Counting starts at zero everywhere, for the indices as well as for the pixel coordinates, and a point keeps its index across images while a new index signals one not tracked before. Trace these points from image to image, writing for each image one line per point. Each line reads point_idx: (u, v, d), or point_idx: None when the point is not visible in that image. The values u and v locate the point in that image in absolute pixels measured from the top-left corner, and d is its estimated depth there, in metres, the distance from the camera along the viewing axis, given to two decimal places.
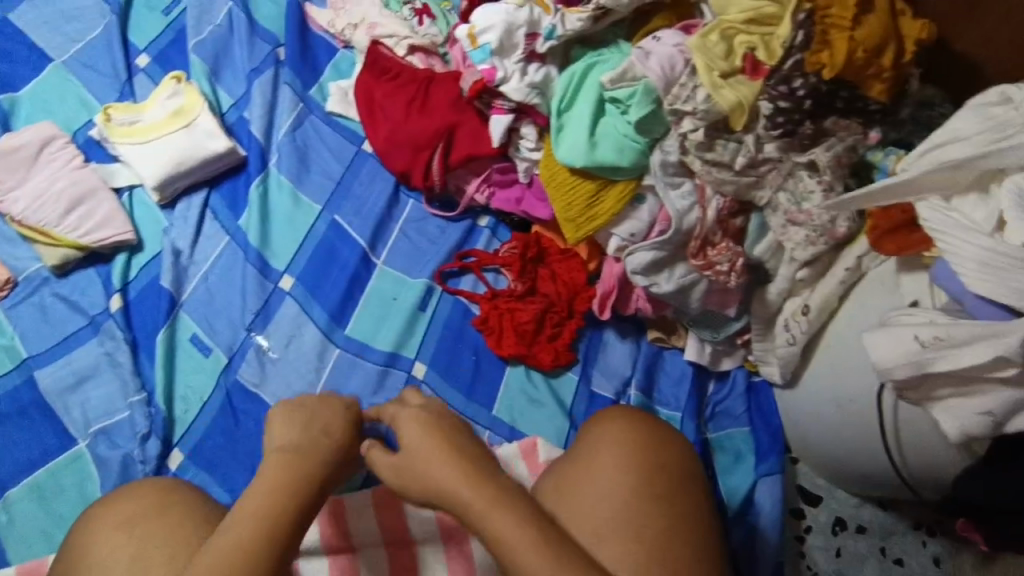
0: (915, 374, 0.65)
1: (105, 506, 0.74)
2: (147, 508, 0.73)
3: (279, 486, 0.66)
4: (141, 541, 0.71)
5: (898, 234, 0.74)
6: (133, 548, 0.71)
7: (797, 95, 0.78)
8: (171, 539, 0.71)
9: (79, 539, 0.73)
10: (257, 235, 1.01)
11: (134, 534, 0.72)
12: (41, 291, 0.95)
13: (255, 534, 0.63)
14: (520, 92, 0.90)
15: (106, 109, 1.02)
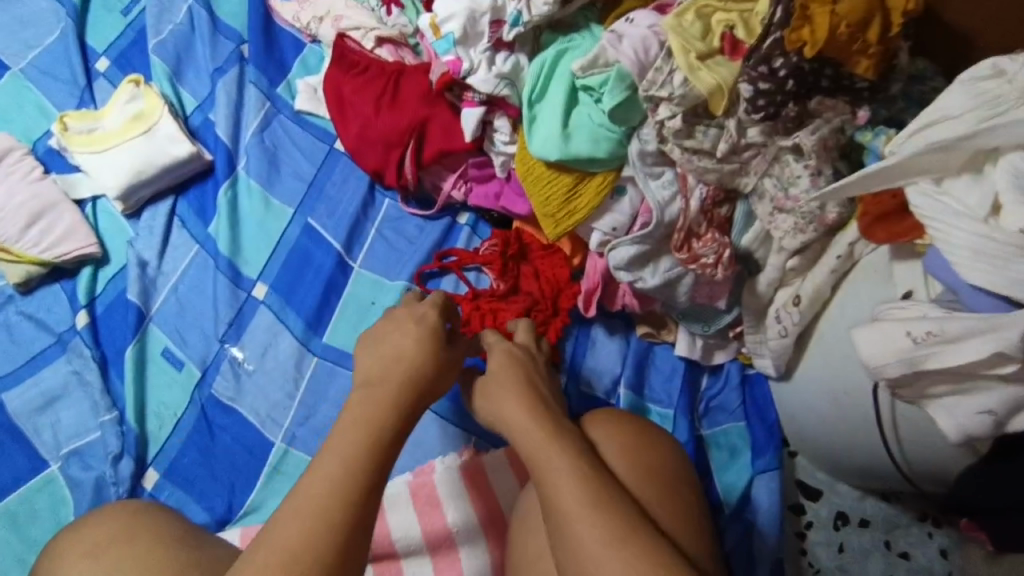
0: (908, 373, 0.62)
1: (72, 533, 0.72)
2: (113, 532, 0.71)
3: (346, 475, 0.60)
4: (106, 568, 0.69)
5: (888, 221, 0.70)
6: (100, 574, 0.68)
7: (778, 75, 0.72)
8: (138, 565, 0.68)
9: (46, 566, 0.70)
10: (227, 243, 0.97)
11: (100, 561, 0.69)
12: (6, 309, 0.91)
13: (319, 525, 0.57)
14: (488, 84, 0.85)
15: (62, 117, 0.98)
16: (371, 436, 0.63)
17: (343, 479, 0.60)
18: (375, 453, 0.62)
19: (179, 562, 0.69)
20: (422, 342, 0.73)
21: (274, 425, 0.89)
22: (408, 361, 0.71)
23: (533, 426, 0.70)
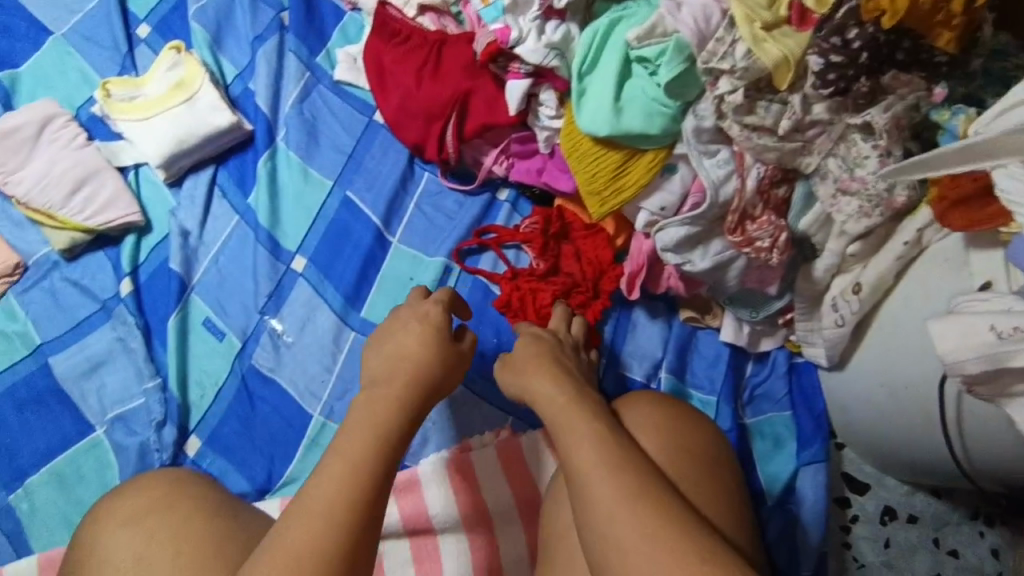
0: (989, 369, 0.58)
1: (114, 498, 0.72)
2: (157, 501, 0.71)
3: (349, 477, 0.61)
4: (149, 534, 0.69)
5: (967, 207, 0.66)
6: (139, 544, 0.68)
7: (851, 47, 0.67)
8: (178, 534, 0.69)
9: (85, 532, 0.71)
10: (267, 214, 0.97)
11: (141, 529, 0.69)
12: (52, 275, 0.91)
13: (325, 527, 0.58)
14: (537, 54, 0.81)
15: (105, 83, 0.97)
16: (379, 435, 0.64)
17: (351, 481, 0.60)
18: (385, 453, 0.63)
19: (214, 536, 0.69)
20: (427, 344, 0.72)
21: (313, 398, 0.90)
22: (412, 360, 0.71)
23: (569, 406, 0.69)
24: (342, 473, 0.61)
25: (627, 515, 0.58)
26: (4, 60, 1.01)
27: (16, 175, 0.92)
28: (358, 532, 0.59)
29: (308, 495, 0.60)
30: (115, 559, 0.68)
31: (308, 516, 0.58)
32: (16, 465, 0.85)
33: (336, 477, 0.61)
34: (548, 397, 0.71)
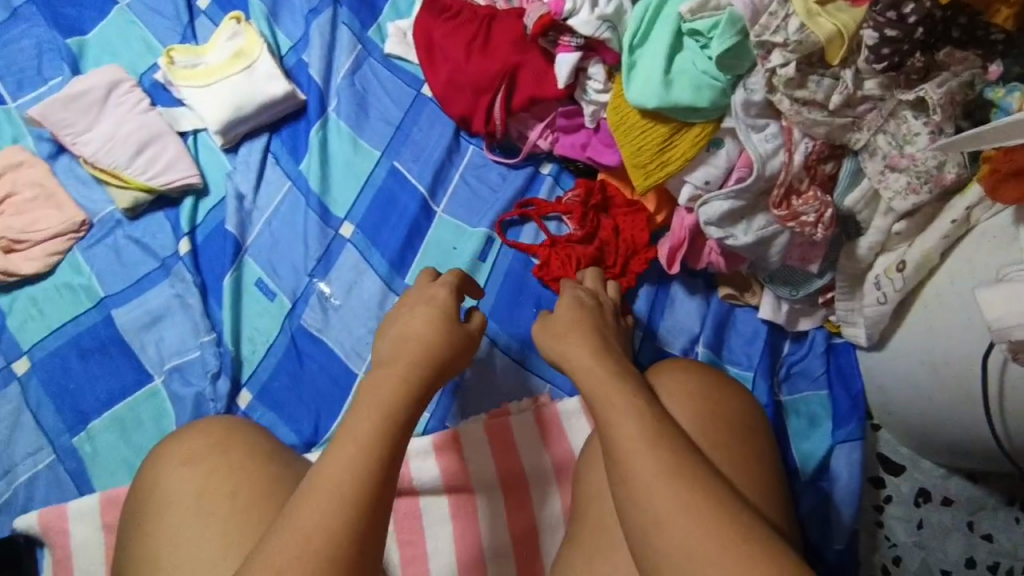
0: None
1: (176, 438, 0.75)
2: (214, 443, 0.74)
3: (361, 458, 0.59)
4: (205, 476, 0.72)
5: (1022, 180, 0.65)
6: (200, 483, 0.71)
7: (907, 22, 0.67)
8: (234, 475, 0.72)
9: (147, 472, 0.73)
10: (317, 180, 1.00)
11: (200, 468, 0.72)
12: (115, 233, 0.96)
13: (337, 512, 0.56)
14: (589, 26, 0.84)
15: (168, 51, 1.01)
16: (387, 417, 0.62)
17: (363, 463, 0.59)
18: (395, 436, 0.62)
19: (267, 480, 0.72)
20: (436, 326, 0.71)
21: (358, 358, 0.93)
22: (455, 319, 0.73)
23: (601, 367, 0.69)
24: (350, 456, 0.59)
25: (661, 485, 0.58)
26: (73, 27, 1.05)
27: (83, 137, 0.96)
28: (368, 515, 0.57)
29: (314, 479, 0.58)
30: (177, 495, 0.71)
31: (316, 498, 0.57)
32: (79, 410, 0.89)
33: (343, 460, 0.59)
34: (585, 369, 0.70)
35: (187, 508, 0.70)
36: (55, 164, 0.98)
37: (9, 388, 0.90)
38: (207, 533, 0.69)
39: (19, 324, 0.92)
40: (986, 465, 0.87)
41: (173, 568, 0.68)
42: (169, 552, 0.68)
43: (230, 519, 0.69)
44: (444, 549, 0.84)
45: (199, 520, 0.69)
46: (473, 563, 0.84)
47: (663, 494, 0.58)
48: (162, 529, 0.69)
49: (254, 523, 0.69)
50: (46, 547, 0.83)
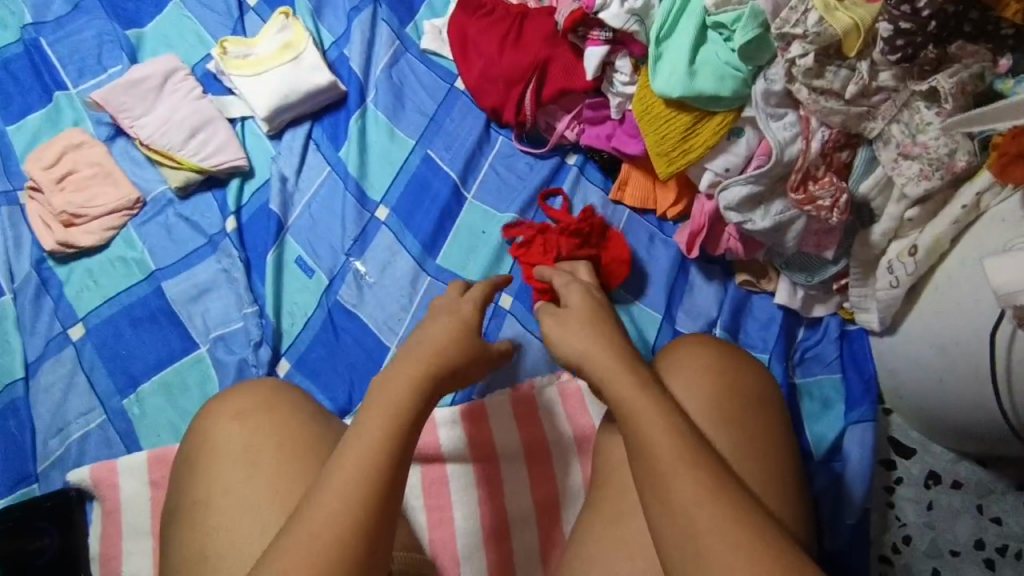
0: None
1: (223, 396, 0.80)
2: (260, 401, 0.79)
3: (370, 460, 0.62)
4: (253, 431, 0.77)
5: None
6: (246, 436, 0.76)
7: (921, 15, 0.72)
8: (280, 430, 0.77)
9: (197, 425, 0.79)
10: (355, 165, 1.06)
11: (247, 424, 0.77)
12: (167, 211, 1.02)
13: (348, 511, 0.59)
14: (619, 19, 0.89)
15: (222, 43, 1.08)
16: (398, 415, 0.65)
17: (372, 464, 0.62)
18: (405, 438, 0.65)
19: (309, 437, 0.77)
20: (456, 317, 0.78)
21: (391, 333, 0.98)
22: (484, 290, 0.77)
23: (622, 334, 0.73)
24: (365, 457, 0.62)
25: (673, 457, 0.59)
26: (131, 20, 1.13)
27: (140, 120, 1.03)
28: (378, 514, 0.60)
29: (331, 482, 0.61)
30: (226, 448, 0.76)
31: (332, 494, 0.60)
32: (129, 374, 0.95)
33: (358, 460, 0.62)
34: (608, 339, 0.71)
35: (235, 459, 0.75)
36: (111, 146, 1.05)
37: (64, 352, 0.95)
38: (255, 481, 0.74)
39: (75, 293, 0.98)
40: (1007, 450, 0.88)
41: (223, 511, 0.73)
42: (219, 497, 0.73)
43: (275, 470, 0.75)
44: (470, 515, 0.88)
45: (247, 470, 0.75)
46: (500, 529, 0.88)
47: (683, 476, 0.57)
48: (212, 478, 0.75)
49: (298, 475, 0.74)
50: (96, 500, 0.88)
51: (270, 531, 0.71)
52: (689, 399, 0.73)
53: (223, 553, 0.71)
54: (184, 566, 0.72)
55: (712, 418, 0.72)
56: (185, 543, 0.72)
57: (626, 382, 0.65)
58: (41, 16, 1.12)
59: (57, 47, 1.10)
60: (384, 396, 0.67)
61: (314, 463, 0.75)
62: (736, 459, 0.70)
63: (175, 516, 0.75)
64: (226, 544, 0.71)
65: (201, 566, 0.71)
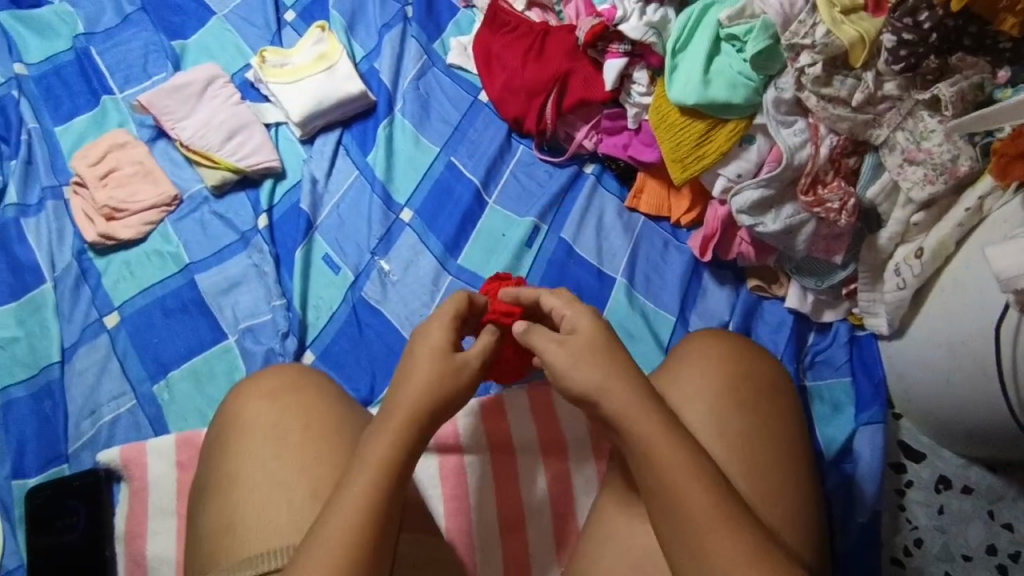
0: None
1: (251, 382, 0.83)
2: (286, 383, 0.82)
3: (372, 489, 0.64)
4: (280, 411, 0.79)
5: None
6: (275, 415, 0.79)
7: (922, 27, 0.77)
8: (308, 410, 0.80)
9: (230, 407, 0.81)
10: (383, 169, 1.10)
11: (276, 403, 0.80)
12: (202, 209, 1.07)
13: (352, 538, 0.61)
14: (638, 31, 0.97)
15: (261, 53, 1.15)
16: (403, 442, 0.67)
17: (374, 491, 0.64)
18: (404, 467, 0.66)
19: (335, 416, 0.80)
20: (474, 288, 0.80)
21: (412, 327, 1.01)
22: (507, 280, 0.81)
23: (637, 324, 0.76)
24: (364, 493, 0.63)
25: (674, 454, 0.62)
26: (176, 32, 1.20)
27: (181, 123, 1.09)
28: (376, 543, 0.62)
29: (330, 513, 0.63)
30: (256, 424, 0.78)
31: (333, 529, 0.62)
32: (160, 361, 0.98)
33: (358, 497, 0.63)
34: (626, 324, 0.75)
35: (264, 435, 0.78)
36: (152, 146, 1.11)
37: (99, 339, 0.99)
38: (283, 457, 0.77)
39: (112, 283, 1.02)
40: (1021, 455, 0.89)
41: (252, 484, 0.75)
42: (249, 471, 0.76)
43: (304, 447, 0.77)
44: (487, 505, 0.89)
45: (275, 446, 0.77)
46: (514, 521, 0.89)
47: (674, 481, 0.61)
48: (242, 452, 0.77)
49: (325, 453, 0.77)
50: (124, 481, 0.91)
51: (297, 505, 0.74)
52: (701, 385, 0.74)
53: (251, 524, 0.73)
54: (214, 536, 0.74)
55: (721, 403, 0.73)
56: (215, 514, 0.75)
57: (635, 379, 0.67)
58: (91, 26, 1.19)
59: (106, 55, 1.17)
60: (390, 414, 0.69)
61: (340, 443, 0.79)
62: (745, 443, 0.71)
63: (206, 489, 0.77)
64: (255, 516, 0.74)
65: (230, 536, 0.73)
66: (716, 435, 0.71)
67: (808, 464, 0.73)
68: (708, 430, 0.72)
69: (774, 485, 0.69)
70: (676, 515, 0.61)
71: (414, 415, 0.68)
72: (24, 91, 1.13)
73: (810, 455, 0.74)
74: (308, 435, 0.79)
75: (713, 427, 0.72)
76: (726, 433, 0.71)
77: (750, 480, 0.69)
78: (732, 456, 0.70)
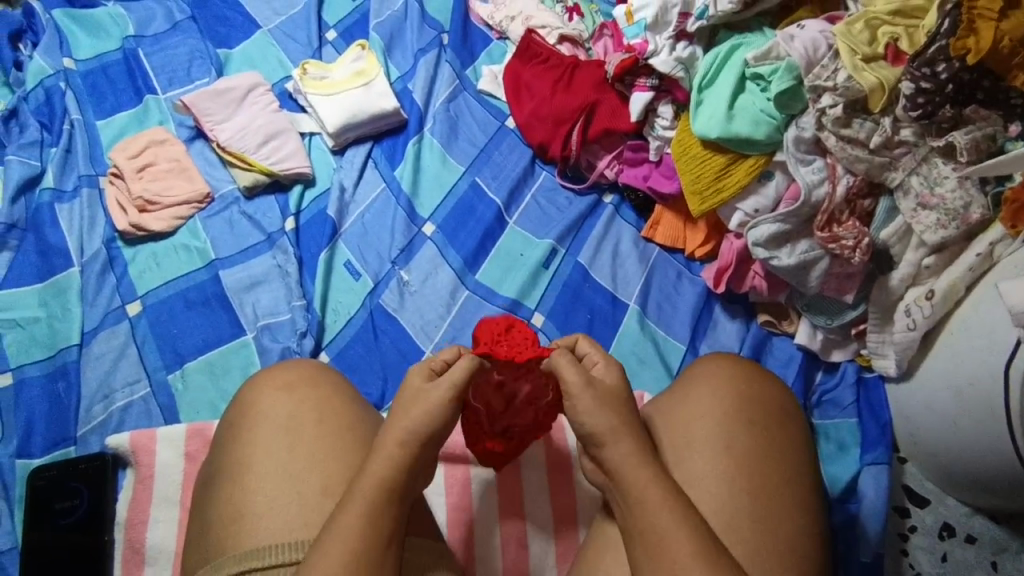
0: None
1: (268, 371, 0.79)
2: (304, 376, 0.78)
3: (382, 491, 0.63)
4: (297, 402, 0.76)
5: None
6: (291, 406, 0.75)
7: (940, 77, 0.82)
8: (323, 404, 0.76)
9: (248, 393, 0.78)
10: (409, 183, 1.13)
11: (293, 395, 0.76)
12: (232, 208, 1.11)
13: (359, 541, 0.61)
14: (666, 65, 1.02)
15: (303, 65, 1.20)
16: (412, 446, 0.67)
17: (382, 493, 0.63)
18: (409, 469, 0.66)
19: (348, 412, 0.77)
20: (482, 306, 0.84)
21: (426, 337, 1.02)
22: None
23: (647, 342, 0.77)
24: (351, 517, 0.62)
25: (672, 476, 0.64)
26: (221, 42, 1.25)
27: (221, 125, 1.14)
28: (380, 546, 0.61)
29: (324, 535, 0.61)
30: (271, 415, 0.75)
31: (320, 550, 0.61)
32: (177, 351, 1.00)
33: (343, 520, 0.61)
34: None
35: (278, 427, 0.74)
36: (189, 146, 1.15)
37: (119, 326, 1.00)
38: (295, 448, 0.73)
39: (138, 273, 1.05)
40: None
41: (263, 474, 0.71)
42: (260, 461, 0.72)
43: (318, 441, 0.74)
44: (489, 518, 0.85)
45: (290, 439, 0.73)
46: (516, 532, 0.85)
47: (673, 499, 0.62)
48: (255, 442, 0.74)
49: (339, 448, 0.74)
50: (130, 467, 0.90)
51: (308, 500, 0.70)
52: (709, 403, 0.74)
53: (261, 515, 0.69)
54: (221, 525, 0.70)
55: (729, 422, 0.73)
56: (223, 504, 0.71)
57: None
58: (141, 30, 1.24)
59: (152, 58, 1.22)
60: (401, 416, 0.69)
61: (352, 442, 0.75)
62: (749, 463, 0.71)
63: (216, 476, 0.73)
64: (266, 506, 0.70)
65: (238, 525, 0.69)
66: (724, 455, 0.71)
67: (815, 492, 0.73)
68: (715, 449, 0.72)
69: (776, 508, 0.69)
70: (652, 544, 0.61)
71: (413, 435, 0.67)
72: (71, 84, 1.17)
73: (816, 484, 0.73)
74: (323, 430, 0.75)
75: (720, 445, 0.72)
76: (732, 452, 0.71)
77: (753, 500, 0.69)
78: (738, 475, 0.70)
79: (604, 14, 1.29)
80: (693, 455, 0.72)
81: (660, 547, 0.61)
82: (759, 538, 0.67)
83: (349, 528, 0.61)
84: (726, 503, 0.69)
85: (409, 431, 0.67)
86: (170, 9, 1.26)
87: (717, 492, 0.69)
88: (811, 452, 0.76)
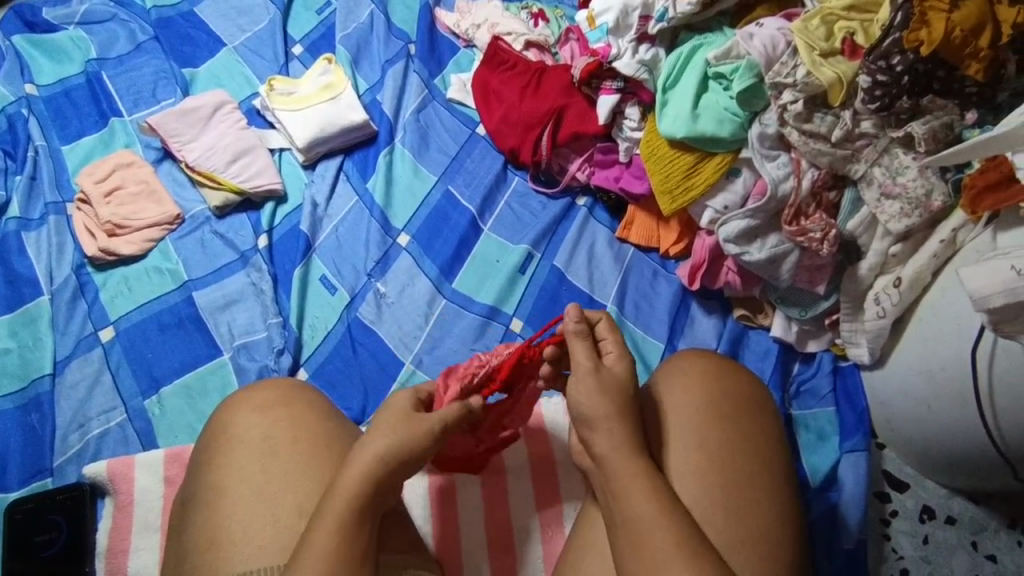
0: (1011, 302, 0.69)
1: (240, 396, 0.78)
2: (277, 397, 0.77)
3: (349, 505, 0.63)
4: (273, 422, 0.75)
5: (997, 191, 0.77)
6: (266, 426, 0.75)
7: (895, 70, 0.83)
8: (298, 423, 0.76)
9: (222, 417, 0.77)
10: (382, 196, 1.13)
11: (267, 415, 0.76)
12: (203, 228, 1.10)
13: (319, 551, 0.61)
14: (630, 67, 1.04)
15: (270, 81, 1.19)
16: (383, 456, 0.66)
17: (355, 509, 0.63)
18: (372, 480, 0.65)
19: (324, 429, 0.76)
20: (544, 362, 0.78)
21: (405, 348, 1.02)
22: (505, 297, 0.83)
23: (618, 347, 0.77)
24: (330, 530, 0.62)
25: (633, 476, 0.65)
26: (187, 61, 1.25)
27: (188, 145, 1.13)
28: (343, 553, 0.62)
29: (295, 552, 0.62)
30: (245, 437, 0.74)
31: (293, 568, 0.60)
32: (153, 376, 0.98)
33: (319, 536, 0.62)
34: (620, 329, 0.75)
35: (253, 448, 0.74)
36: (158, 168, 1.15)
37: (92, 352, 0.99)
38: (271, 471, 0.72)
39: (110, 297, 1.04)
40: (1005, 487, 0.90)
41: (238, 499, 0.71)
42: (236, 485, 0.72)
43: (292, 462, 0.73)
44: (475, 527, 0.84)
45: (264, 461, 0.73)
46: (502, 540, 0.84)
47: (633, 486, 0.64)
48: (229, 466, 0.73)
49: (315, 467, 0.73)
50: (109, 496, 0.88)
51: (282, 519, 0.70)
52: (682, 400, 0.75)
53: (236, 540, 0.69)
54: (198, 554, 0.69)
55: (702, 418, 0.74)
56: (201, 530, 0.70)
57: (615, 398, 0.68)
58: (104, 52, 1.23)
59: (116, 80, 1.21)
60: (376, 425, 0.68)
61: (332, 459, 0.74)
62: (721, 456, 0.72)
63: (192, 502, 0.73)
64: (240, 530, 0.69)
65: (214, 552, 0.69)
66: (697, 450, 0.72)
67: (790, 483, 0.73)
68: (687, 445, 0.72)
69: (749, 499, 0.70)
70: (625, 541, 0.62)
71: (384, 449, 0.67)
72: (34, 110, 1.16)
73: (791, 475, 0.74)
74: (299, 449, 0.74)
75: (693, 441, 0.72)
76: (705, 447, 0.72)
77: (728, 493, 0.70)
78: (711, 469, 0.71)
79: (568, 19, 1.30)
80: (669, 451, 0.73)
81: (633, 545, 0.62)
82: (736, 531, 0.68)
83: (331, 538, 0.62)
84: (700, 496, 0.69)
85: (381, 446, 0.67)
86: (133, 30, 1.25)
87: (692, 487, 0.70)
88: (784, 442, 0.77)
